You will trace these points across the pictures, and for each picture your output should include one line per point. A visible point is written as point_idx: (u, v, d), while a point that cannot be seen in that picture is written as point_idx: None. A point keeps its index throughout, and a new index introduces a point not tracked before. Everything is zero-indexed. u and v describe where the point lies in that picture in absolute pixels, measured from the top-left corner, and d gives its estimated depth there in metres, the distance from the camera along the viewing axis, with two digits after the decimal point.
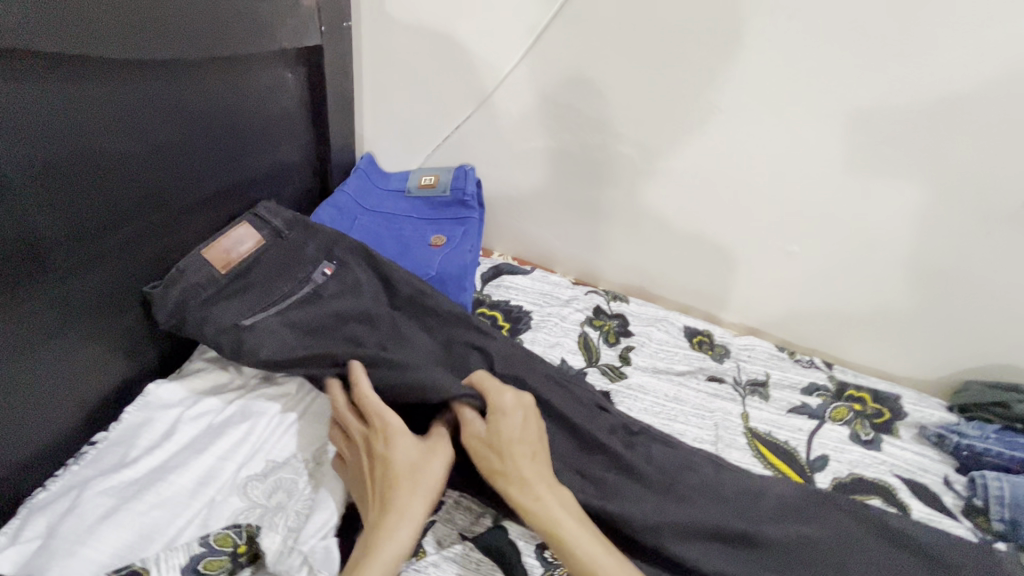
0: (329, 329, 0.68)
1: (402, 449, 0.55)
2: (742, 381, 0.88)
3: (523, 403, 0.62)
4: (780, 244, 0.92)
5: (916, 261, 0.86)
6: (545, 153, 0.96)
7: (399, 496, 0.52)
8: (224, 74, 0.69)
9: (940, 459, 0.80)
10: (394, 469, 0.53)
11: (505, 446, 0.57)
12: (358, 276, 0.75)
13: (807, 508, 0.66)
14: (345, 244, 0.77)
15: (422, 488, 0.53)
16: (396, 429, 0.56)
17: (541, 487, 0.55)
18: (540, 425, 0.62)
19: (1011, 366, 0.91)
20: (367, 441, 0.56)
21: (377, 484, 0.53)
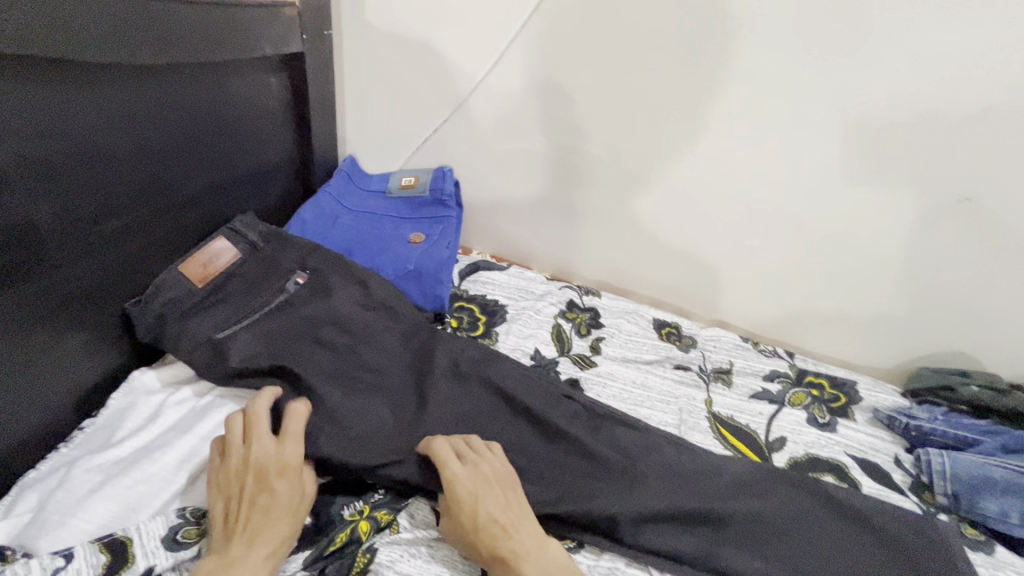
0: (306, 328, 0.72)
1: (292, 483, 0.56)
2: (707, 369, 0.92)
3: (480, 477, 0.60)
4: (742, 240, 0.97)
5: (867, 253, 0.91)
6: (520, 155, 1.00)
7: (263, 533, 0.53)
8: (207, 80, 0.73)
9: (890, 440, 0.85)
10: (276, 504, 0.55)
11: (477, 536, 0.56)
12: (332, 282, 0.78)
13: (760, 484, 0.70)
14: (319, 254, 0.81)
15: (285, 533, 0.54)
16: (297, 463, 0.58)
17: (523, 564, 0.55)
18: (508, 486, 0.61)
19: (959, 353, 0.96)
20: (265, 464, 0.56)
21: (253, 512, 0.53)
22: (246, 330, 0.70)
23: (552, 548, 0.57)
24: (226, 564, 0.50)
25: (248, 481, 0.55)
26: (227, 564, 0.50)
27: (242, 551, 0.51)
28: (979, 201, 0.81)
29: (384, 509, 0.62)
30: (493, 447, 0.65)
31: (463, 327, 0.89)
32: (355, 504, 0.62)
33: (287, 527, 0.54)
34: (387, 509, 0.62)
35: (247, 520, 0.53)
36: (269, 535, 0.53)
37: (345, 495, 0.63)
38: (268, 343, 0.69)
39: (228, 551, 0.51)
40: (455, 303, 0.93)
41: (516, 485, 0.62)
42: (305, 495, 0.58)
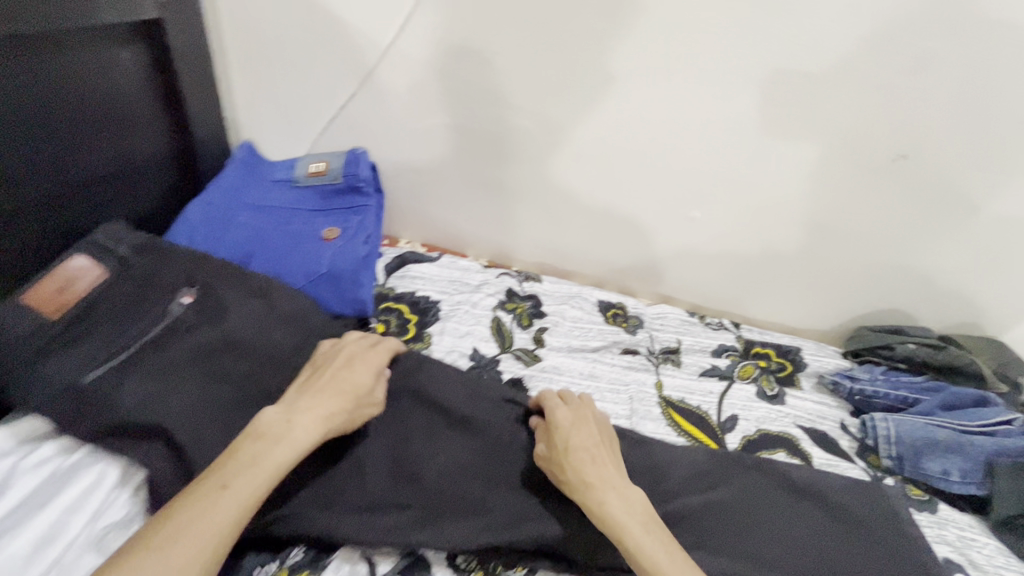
0: (197, 360, 0.61)
1: (362, 376, 0.61)
2: (656, 350, 0.88)
3: (579, 413, 0.64)
4: (683, 211, 0.92)
5: (806, 217, 0.89)
6: (441, 131, 0.90)
7: (322, 400, 0.57)
8: (44, 58, 0.60)
9: (836, 405, 0.85)
10: (340, 388, 0.59)
11: (567, 457, 0.58)
12: (226, 298, 0.67)
13: (716, 474, 0.67)
14: (208, 266, 0.69)
15: (332, 413, 0.56)
16: (371, 367, 0.63)
17: (606, 492, 0.56)
18: (603, 430, 0.64)
19: (894, 310, 0.97)
20: (341, 358, 0.62)
21: (320, 386, 0.58)
22: (112, 375, 0.57)
23: (636, 491, 0.57)
24: (285, 414, 0.54)
25: (326, 365, 0.61)
26: (288, 414, 0.54)
27: (302, 409, 0.55)
28: (913, 157, 0.80)
29: (308, 571, 0.55)
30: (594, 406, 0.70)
31: (392, 332, 0.80)
32: (271, 567, 0.54)
33: (345, 409, 0.58)
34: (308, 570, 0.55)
35: (313, 391, 0.58)
36: (326, 405, 0.57)
37: (256, 554, 0.55)
38: (144, 384, 0.57)
39: (297, 405, 0.56)
40: (381, 305, 0.83)
41: (610, 434, 0.65)
42: (368, 398, 0.61)
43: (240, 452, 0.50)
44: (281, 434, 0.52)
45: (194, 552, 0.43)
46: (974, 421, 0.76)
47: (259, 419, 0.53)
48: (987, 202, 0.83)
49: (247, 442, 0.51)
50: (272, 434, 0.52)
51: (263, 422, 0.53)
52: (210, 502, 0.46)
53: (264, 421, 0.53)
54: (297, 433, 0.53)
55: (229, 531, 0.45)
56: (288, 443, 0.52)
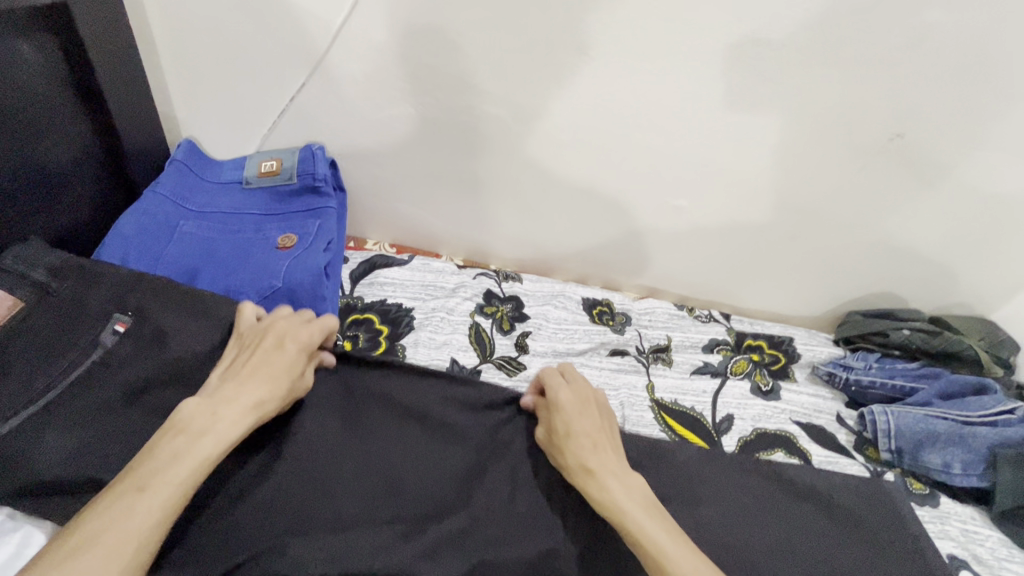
0: (134, 399, 0.54)
1: (292, 357, 0.55)
2: (645, 349, 0.83)
3: (583, 394, 0.59)
4: (668, 200, 0.87)
5: (796, 202, 0.85)
6: (406, 122, 0.82)
7: (250, 386, 0.51)
8: None
9: (831, 397, 0.82)
10: (267, 370, 0.53)
11: (568, 441, 0.55)
12: (166, 324, 0.59)
13: (717, 485, 0.63)
14: (144, 289, 0.61)
15: (260, 400, 0.51)
16: (302, 343, 0.56)
17: (608, 477, 0.53)
18: (606, 413, 0.60)
19: (883, 293, 0.95)
20: (268, 335, 0.56)
21: (246, 369, 0.52)
22: (33, 424, 0.49)
23: (638, 478, 0.54)
24: (208, 405, 0.48)
25: (252, 344, 0.55)
26: (211, 405, 0.49)
27: (227, 398, 0.50)
28: (909, 137, 0.75)
29: None
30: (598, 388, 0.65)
31: (361, 347, 0.74)
32: None
33: (276, 393, 0.52)
34: None
35: (239, 377, 0.52)
36: (253, 393, 0.51)
37: None
38: (74, 433, 0.50)
39: (221, 393, 0.50)
40: (348, 318, 0.76)
41: (612, 416, 0.60)
42: (299, 379, 0.55)
43: (157, 450, 0.45)
44: (205, 428, 0.47)
45: (112, 561, 0.39)
46: (974, 412, 0.73)
47: (179, 412, 0.48)
48: (983, 183, 0.79)
49: (167, 439, 0.46)
50: (195, 429, 0.46)
51: (184, 415, 0.47)
52: (127, 506, 0.41)
53: (184, 413, 0.47)
54: (223, 429, 0.47)
55: (151, 536, 0.41)
56: (214, 437, 0.46)
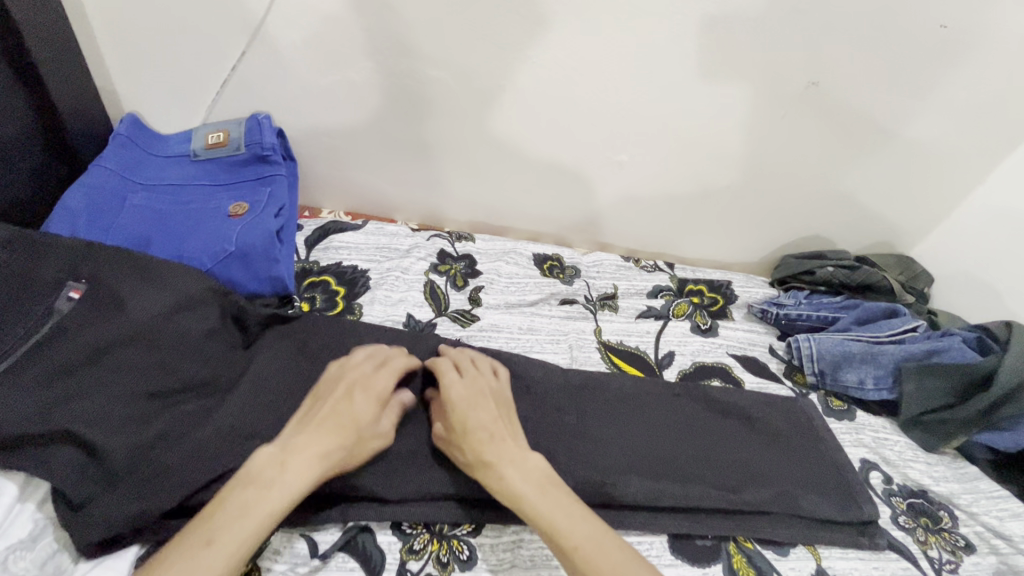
0: (94, 360, 0.56)
1: (363, 406, 0.55)
2: (593, 297, 0.88)
3: (475, 386, 0.60)
4: (609, 156, 0.91)
5: (728, 152, 0.90)
6: (350, 88, 0.84)
7: (319, 437, 0.52)
8: None
9: (765, 331, 0.89)
10: (335, 421, 0.53)
11: (464, 436, 0.55)
12: (121, 289, 0.61)
13: (653, 413, 0.71)
14: (95, 257, 0.62)
15: (331, 450, 0.51)
16: (380, 395, 0.57)
17: (506, 465, 0.54)
18: (502, 402, 0.61)
19: (814, 236, 1.02)
20: (347, 386, 0.57)
21: (320, 420, 0.53)
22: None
23: (535, 459, 0.56)
24: (280, 455, 0.50)
25: (326, 393, 0.56)
26: (281, 454, 0.50)
27: (292, 446, 0.51)
28: (825, 85, 0.81)
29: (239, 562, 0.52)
30: (493, 370, 0.65)
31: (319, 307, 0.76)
32: None
33: (343, 444, 0.52)
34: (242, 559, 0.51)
35: (310, 426, 0.53)
36: (322, 443, 0.51)
37: None
38: (38, 390, 0.52)
39: (291, 442, 0.51)
40: (304, 281, 0.79)
41: (507, 402, 0.62)
42: (372, 428, 0.55)
43: (228, 501, 0.46)
44: (274, 480, 0.48)
45: None
46: (885, 332, 0.80)
47: (252, 461, 0.49)
48: (894, 126, 0.86)
49: (239, 489, 0.47)
50: (263, 480, 0.48)
51: (256, 464, 0.49)
52: (193, 558, 0.42)
53: (257, 463, 0.49)
54: (289, 480, 0.48)
55: None
56: (280, 491, 0.48)
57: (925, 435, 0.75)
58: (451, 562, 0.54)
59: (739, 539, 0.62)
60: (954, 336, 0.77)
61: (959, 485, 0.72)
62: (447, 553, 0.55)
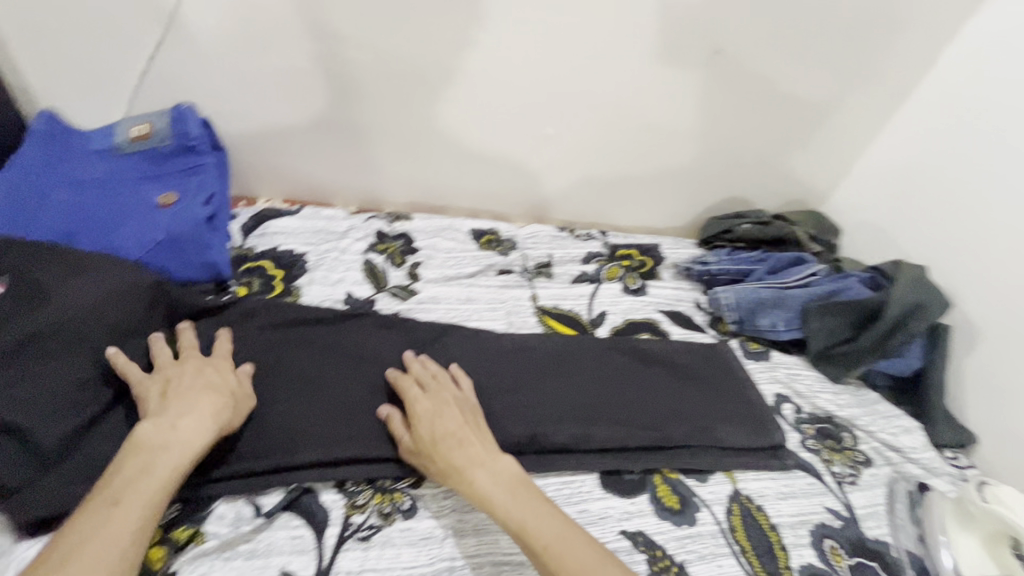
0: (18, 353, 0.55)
1: (226, 376, 0.60)
2: (530, 266, 0.93)
3: (440, 398, 0.61)
4: (536, 130, 0.95)
5: (647, 121, 0.95)
6: (275, 74, 0.84)
7: (195, 399, 0.55)
8: None
9: (691, 288, 0.96)
10: (198, 386, 0.57)
11: (433, 449, 0.57)
12: (43, 280, 0.61)
13: (585, 367, 0.76)
14: (15, 252, 0.62)
15: (215, 409, 0.55)
16: (224, 367, 0.61)
17: (476, 472, 0.55)
18: (467, 409, 0.62)
19: (734, 198, 1.09)
20: (190, 365, 0.60)
21: (181, 389, 0.56)
22: None
23: (505, 460, 0.57)
24: (162, 422, 0.52)
25: (175, 368, 0.59)
26: (168, 420, 0.53)
27: (178, 413, 0.53)
28: (727, 53, 0.87)
29: (181, 526, 0.54)
30: (456, 380, 0.66)
31: (258, 291, 0.78)
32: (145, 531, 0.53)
33: (227, 404, 0.57)
34: (186, 525, 0.54)
35: (175, 395, 0.56)
36: (202, 404, 0.55)
37: None
38: None
39: (168, 409, 0.54)
40: (241, 267, 0.80)
41: (473, 408, 0.63)
42: (244, 389, 0.60)
43: (124, 468, 0.49)
44: (166, 441, 0.51)
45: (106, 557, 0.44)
46: (792, 277, 0.87)
47: (138, 437, 0.51)
48: (793, 89, 0.93)
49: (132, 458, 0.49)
50: (170, 442, 0.51)
51: (144, 437, 0.51)
52: (106, 515, 0.46)
53: (144, 434, 0.51)
54: (184, 438, 0.52)
55: (138, 525, 0.46)
56: (180, 447, 0.51)
57: (833, 367, 0.82)
58: (392, 512, 0.58)
59: (662, 471, 0.67)
60: (850, 278, 0.85)
61: (860, 409, 0.79)
62: (387, 504, 0.58)
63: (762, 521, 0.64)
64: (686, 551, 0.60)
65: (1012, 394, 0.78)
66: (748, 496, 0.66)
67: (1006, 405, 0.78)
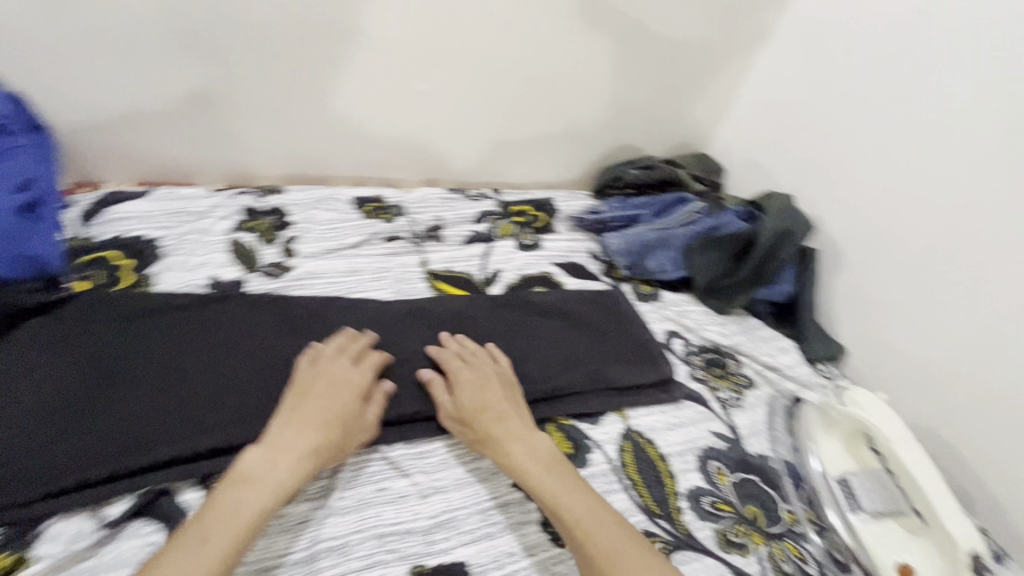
0: None
1: (348, 398, 0.58)
2: (418, 231, 0.89)
3: (482, 372, 0.64)
4: (409, 86, 0.88)
5: (524, 70, 0.92)
6: (78, 38, 0.70)
7: (304, 435, 0.53)
8: None
9: (585, 239, 0.95)
10: (322, 418, 0.55)
11: (473, 413, 0.60)
12: None
13: (476, 325, 0.74)
14: None
15: (320, 443, 0.53)
16: (364, 384, 0.60)
17: (512, 445, 0.57)
18: (506, 382, 0.64)
19: (624, 145, 1.09)
20: (350, 383, 0.59)
21: (315, 417, 0.55)
22: None
23: (543, 438, 0.59)
24: (273, 454, 0.51)
25: (312, 384, 0.58)
26: (274, 453, 0.52)
27: (286, 446, 0.52)
28: None
29: (6, 552, 0.48)
30: (493, 355, 0.68)
31: (101, 286, 0.69)
32: None
33: (326, 441, 0.54)
34: (10, 551, 0.49)
35: (291, 426, 0.54)
36: (309, 439, 0.53)
37: None
38: None
39: (279, 441, 0.53)
40: (76, 260, 0.70)
41: (512, 382, 0.65)
42: (367, 420, 0.58)
43: (222, 500, 0.47)
44: (261, 478, 0.50)
45: None
46: (673, 219, 0.89)
47: (241, 464, 0.50)
48: (661, 28, 0.93)
49: (234, 490, 0.48)
50: (258, 479, 0.49)
51: (250, 466, 0.50)
52: (189, 558, 0.43)
53: (251, 463, 0.50)
54: (283, 477, 0.50)
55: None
56: (272, 489, 0.49)
57: (718, 300, 0.86)
58: None
59: (556, 419, 0.67)
60: (727, 212, 0.88)
61: (743, 335, 0.83)
62: None
63: (652, 453, 0.65)
64: None
65: (874, 305, 0.84)
66: (639, 432, 0.67)
67: (870, 317, 0.85)
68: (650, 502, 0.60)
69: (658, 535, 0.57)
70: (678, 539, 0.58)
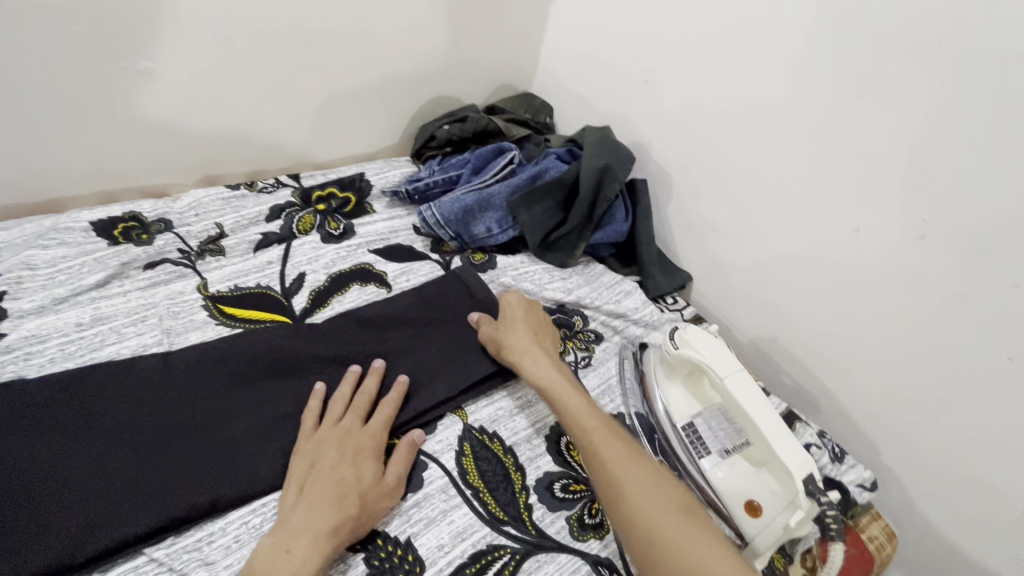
0: None
1: (368, 455, 0.52)
2: (192, 248, 0.72)
3: (526, 317, 0.65)
4: (125, 66, 0.67)
5: (284, 24, 0.74)
6: None
7: (321, 510, 0.47)
8: None
9: (407, 215, 0.84)
10: (339, 490, 0.48)
11: (499, 329, 0.63)
12: None
13: (270, 350, 0.59)
14: None
15: (336, 521, 0.46)
16: (373, 444, 0.53)
17: (539, 355, 0.59)
18: (540, 330, 0.64)
19: (435, 99, 0.97)
20: (351, 452, 0.51)
21: (334, 488, 0.48)
22: None
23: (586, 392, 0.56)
24: (281, 542, 0.45)
25: (325, 448, 0.52)
26: (285, 540, 0.45)
27: (299, 528, 0.46)
28: None
29: None
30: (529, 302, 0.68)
31: None
32: None
33: (352, 513, 0.47)
34: None
35: (311, 503, 0.47)
36: (319, 521, 0.46)
37: None
38: None
39: (288, 528, 0.46)
40: None
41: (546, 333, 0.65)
42: (380, 487, 0.51)
43: None
44: (278, 568, 0.43)
45: None
46: (491, 176, 0.83)
47: (251, 558, 0.44)
48: None
49: None
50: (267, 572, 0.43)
51: (256, 558, 0.44)
52: None
53: (258, 558, 0.44)
54: (298, 565, 0.43)
55: None
56: None
57: (557, 255, 0.80)
58: None
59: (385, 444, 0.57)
60: (548, 155, 0.83)
61: (587, 287, 0.78)
62: None
63: (496, 449, 0.58)
64: (412, 524, 0.51)
65: (704, 227, 0.82)
66: (480, 428, 0.60)
67: (703, 238, 0.82)
68: (496, 509, 0.54)
69: (505, 545, 0.51)
70: (528, 543, 0.52)
